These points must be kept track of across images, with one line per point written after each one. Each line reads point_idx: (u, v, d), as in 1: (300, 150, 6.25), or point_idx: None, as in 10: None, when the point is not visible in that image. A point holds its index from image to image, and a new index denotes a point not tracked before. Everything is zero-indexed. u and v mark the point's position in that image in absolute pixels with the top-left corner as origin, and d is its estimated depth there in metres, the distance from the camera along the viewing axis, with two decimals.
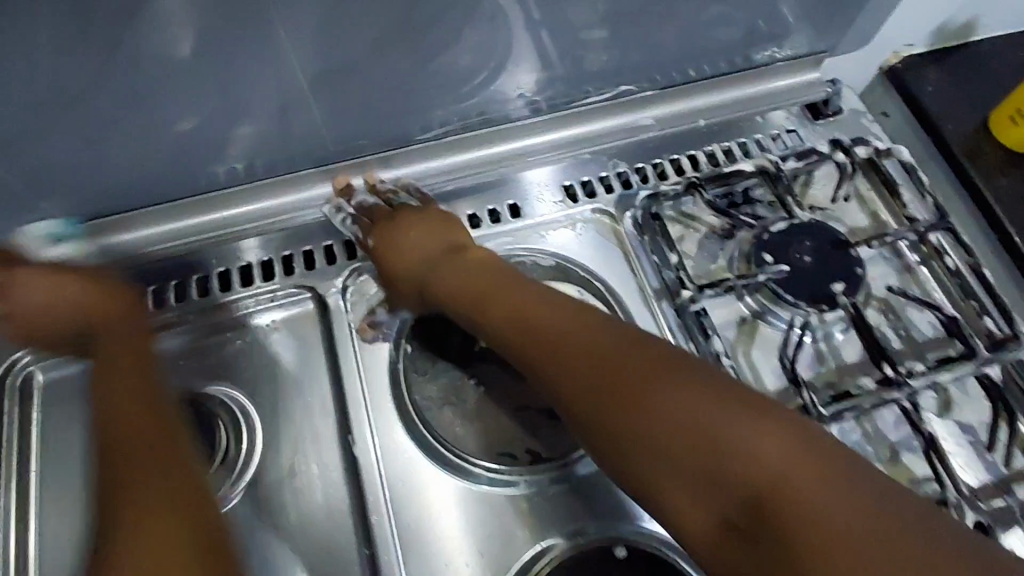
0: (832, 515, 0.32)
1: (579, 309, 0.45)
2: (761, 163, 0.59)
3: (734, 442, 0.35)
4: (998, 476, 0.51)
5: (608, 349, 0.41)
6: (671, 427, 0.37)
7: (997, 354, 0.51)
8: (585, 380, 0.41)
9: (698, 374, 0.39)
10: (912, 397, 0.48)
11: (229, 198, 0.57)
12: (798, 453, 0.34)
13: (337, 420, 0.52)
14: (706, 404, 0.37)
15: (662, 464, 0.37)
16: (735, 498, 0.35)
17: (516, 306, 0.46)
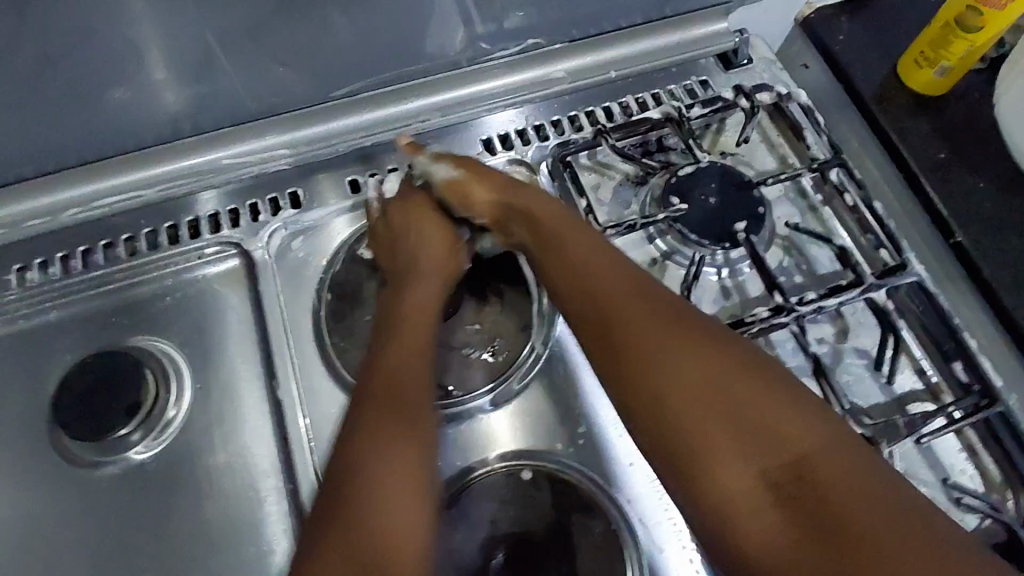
0: (850, 474, 0.37)
1: (632, 277, 0.47)
2: (666, 112, 0.62)
3: (753, 414, 0.40)
4: (888, 396, 0.54)
5: (688, 380, 0.41)
6: (665, 394, 0.41)
7: (884, 280, 0.54)
8: (671, 395, 0.41)
9: (723, 355, 0.42)
10: (799, 320, 0.52)
11: (149, 159, 0.58)
12: (788, 402, 0.40)
13: (264, 366, 0.54)
14: (715, 401, 0.40)
15: (712, 425, 0.40)
16: (773, 452, 0.39)
17: (580, 276, 0.48)
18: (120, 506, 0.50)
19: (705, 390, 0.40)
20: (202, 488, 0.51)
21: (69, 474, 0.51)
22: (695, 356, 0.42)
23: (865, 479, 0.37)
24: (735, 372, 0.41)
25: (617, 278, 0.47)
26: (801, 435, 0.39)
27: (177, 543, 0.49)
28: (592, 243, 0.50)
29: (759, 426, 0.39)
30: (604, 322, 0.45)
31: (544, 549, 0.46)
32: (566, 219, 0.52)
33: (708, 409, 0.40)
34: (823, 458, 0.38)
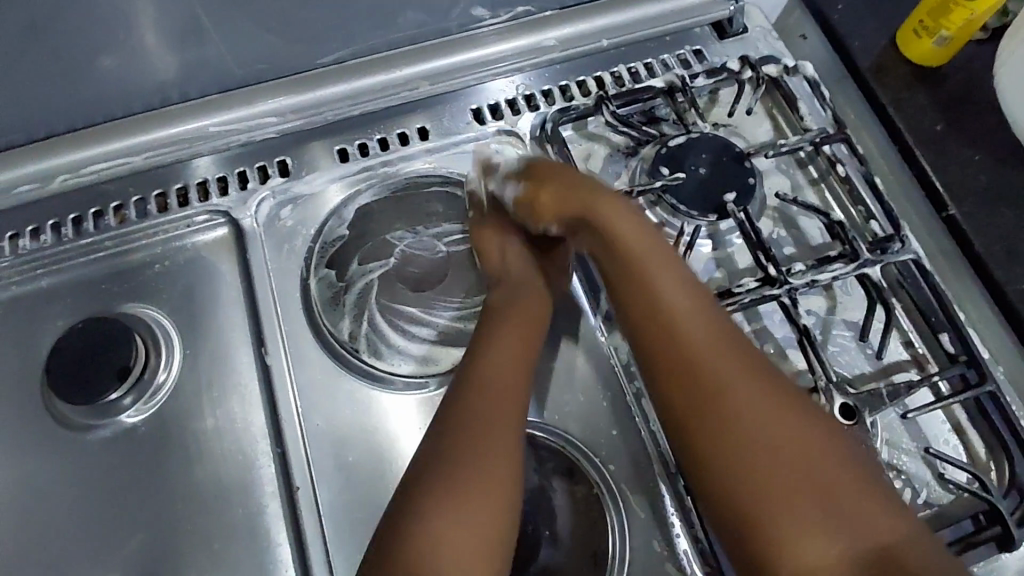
0: (920, 562, 0.39)
1: (724, 332, 0.46)
2: (669, 80, 0.61)
3: (833, 492, 0.41)
4: (874, 365, 0.54)
5: (784, 452, 0.42)
6: (800, 464, 0.42)
7: (878, 256, 0.53)
8: (762, 475, 0.42)
9: (807, 416, 0.44)
10: (792, 294, 0.51)
11: (137, 124, 0.58)
12: (859, 480, 0.42)
13: (253, 333, 0.55)
14: (808, 463, 0.42)
15: (805, 490, 0.41)
16: (851, 531, 0.40)
17: (693, 325, 0.47)
18: (113, 469, 0.51)
19: (792, 463, 0.42)
20: (193, 451, 0.52)
21: (61, 437, 0.52)
22: (797, 427, 0.43)
23: (929, 565, 0.39)
24: (823, 446, 0.42)
25: (711, 332, 0.46)
26: (851, 509, 0.40)
27: (167, 506, 0.50)
28: (688, 287, 0.48)
29: (822, 501, 0.41)
30: (696, 386, 0.45)
31: (526, 511, 0.47)
32: (654, 239, 0.51)
33: (789, 479, 0.41)
34: (908, 546, 0.39)
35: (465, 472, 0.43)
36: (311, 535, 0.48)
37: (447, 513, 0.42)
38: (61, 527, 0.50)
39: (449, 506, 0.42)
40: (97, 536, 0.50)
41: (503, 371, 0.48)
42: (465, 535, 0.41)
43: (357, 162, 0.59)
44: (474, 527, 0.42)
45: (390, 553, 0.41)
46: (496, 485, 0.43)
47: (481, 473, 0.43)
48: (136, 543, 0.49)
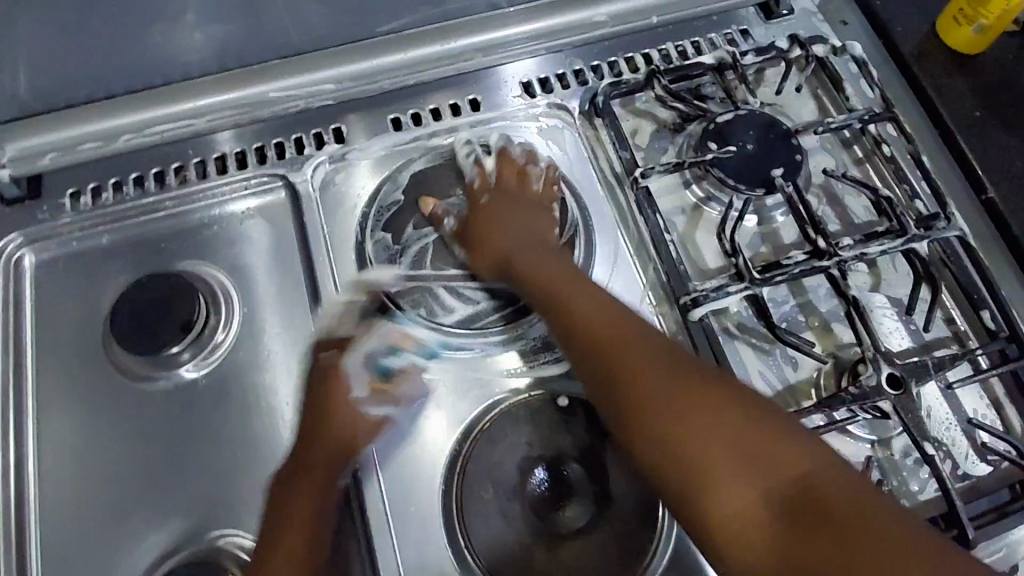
0: (843, 493, 0.36)
1: (614, 317, 0.47)
2: (720, 56, 0.62)
3: (741, 439, 0.39)
4: (915, 341, 0.55)
5: (706, 415, 0.41)
6: (716, 419, 0.40)
7: (927, 231, 0.54)
8: (685, 440, 0.40)
9: (678, 371, 0.43)
10: (842, 267, 0.53)
11: (199, 87, 0.59)
12: (776, 430, 0.39)
13: (309, 294, 0.56)
14: (718, 414, 0.41)
15: (717, 445, 0.39)
16: (770, 478, 0.38)
17: (586, 320, 0.47)
18: (173, 421, 0.53)
19: (723, 431, 0.40)
20: (251, 405, 0.53)
21: (122, 389, 0.53)
22: (660, 389, 0.42)
23: (851, 490, 0.36)
24: (695, 398, 0.41)
25: (613, 326, 0.46)
26: (770, 450, 0.39)
27: (227, 458, 0.52)
28: (598, 292, 0.49)
29: (746, 452, 0.39)
30: (614, 378, 0.44)
31: (580, 468, 0.48)
32: (534, 238, 0.53)
33: (710, 433, 0.40)
34: (828, 482, 0.37)
35: (320, 452, 0.47)
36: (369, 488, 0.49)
37: (307, 492, 0.45)
38: (121, 475, 0.51)
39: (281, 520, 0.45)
40: (158, 484, 0.51)
41: (332, 359, 0.50)
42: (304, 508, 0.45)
43: (411, 129, 0.60)
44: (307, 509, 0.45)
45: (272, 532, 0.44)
46: (337, 465, 0.47)
47: (330, 454, 0.47)
48: (197, 492, 0.51)
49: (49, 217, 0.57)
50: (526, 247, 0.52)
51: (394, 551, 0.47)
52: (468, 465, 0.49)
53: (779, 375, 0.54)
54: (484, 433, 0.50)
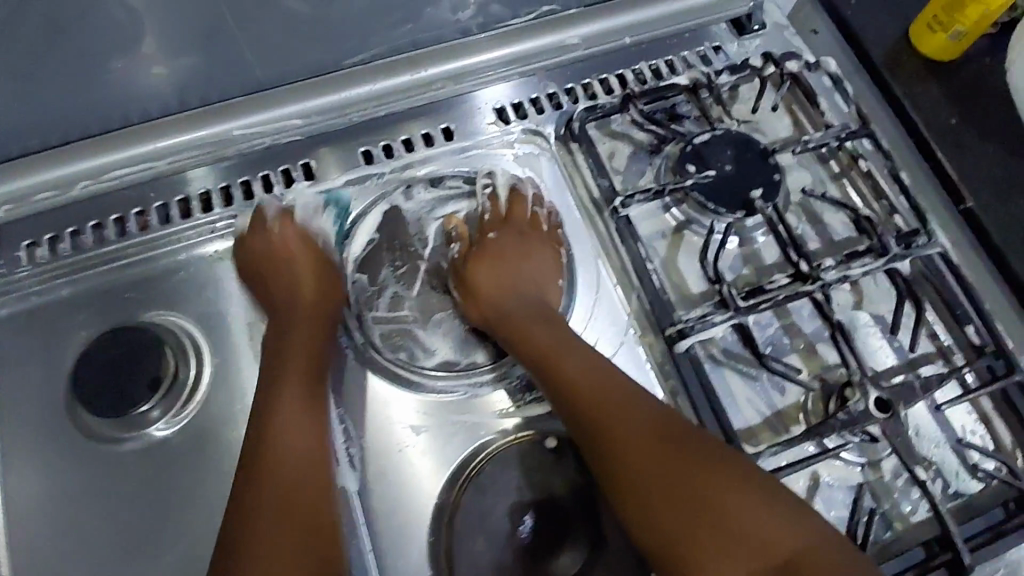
0: (825, 568, 0.41)
1: (620, 390, 0.48)
2: (694, 77, 0.61)
3: (734, 521, 0.43)
4: (900, 359, 0.55)
5: (708, 496, 0.44)
6: (701, 498, 0.43)
7: (908, 249, 0.54)
8: (683, 517, 0.43)
9: (667, 445, 0.45)
10: (824, 289, 0.52)
11: (158, 128, 0.56)
12: (758, 499, 0.43)
13: None
14: (701, 489, 0.44)
15: (707, 526, 0.43)
16: (761, 557, 0.42)
17: (590, 395, 0.47)
18: (145, 482, 0.50)
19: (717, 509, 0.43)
20: (226, 461, 0.51)
21: (90, 451, 0.51)
22: (652, 469, 0.45)
23: (834, 568, 0.41)
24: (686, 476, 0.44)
25: (609, 403, 0.47)
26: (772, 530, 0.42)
27: (203, 520, 0.49)
28: (588, 357, 0.50)
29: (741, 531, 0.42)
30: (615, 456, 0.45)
31: (572, 511, 0.47)
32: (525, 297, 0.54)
33: (700, 513, 0.43)
34: (812, 556, 0.41)
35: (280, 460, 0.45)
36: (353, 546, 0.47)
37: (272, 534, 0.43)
38: (91, 544, 0.49)
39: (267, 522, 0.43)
40: (132, 551, 0.48)
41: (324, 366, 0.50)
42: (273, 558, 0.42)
43: (382, 163, 0.58)
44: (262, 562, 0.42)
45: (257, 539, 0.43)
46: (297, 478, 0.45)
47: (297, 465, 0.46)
48: (173, 559, 0.48)
49: (4, 271, 0.54)
50: (524, 305, 0.53)
51: None
52: (456, 515, 0.47)
53: (766, 401, 0.53)
54: (470, 481, 0.48)
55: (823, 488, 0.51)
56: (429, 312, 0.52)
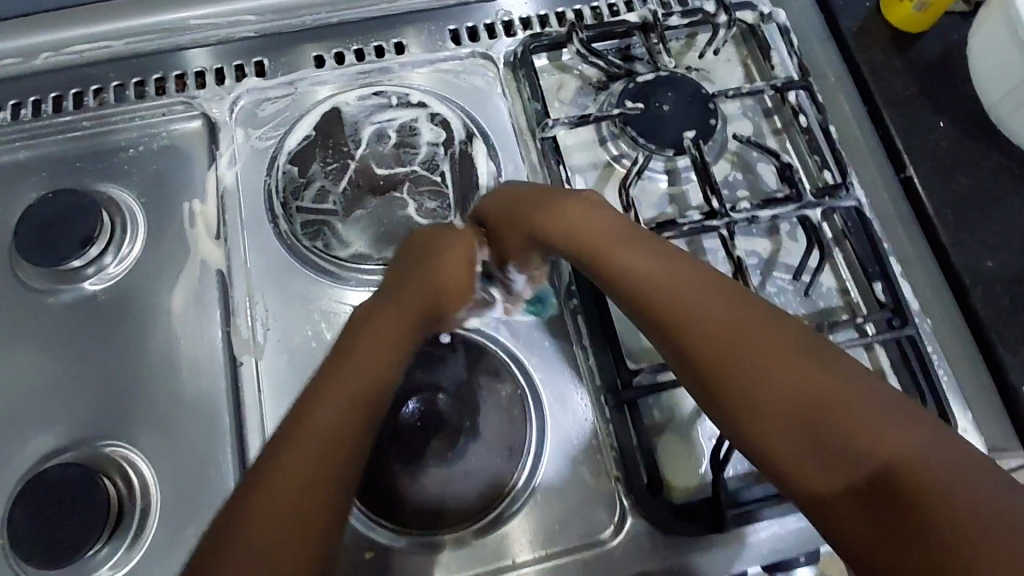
0: (939, 479, 0.33)
1: (702, 277, 0.43)
2: (643, 17, 0.62)
3: (829, 408, 0.36)
4: (807, 309, 0.56)
5: (814, 384, 0.37)
6: (784, 384, 0.38)
7: (821, 200, 0.55)
8: (782, 402, 0.37)
9: (752, 322, 0.40)
10: (731, 227, 0.53)
11: (122, 12, 0.60)
12: (860, 392, 0.36)
13: (216, 223, 0.56)
14: (787, 370, 0.38)
15: (788, 418, 0.37)
16: (857, 458, 0.35)
17: (677, 280, 0.43)
18: (66, 336, 0.53)
19: (828, 396, 0.37)
20: (144, 326, 0.54)
21: (18, 298, 0.54)
22: (727, 338, 0.40)
23: (949, 485, 0.32)
24: (769, 349, 0.39)
25: (678, 280, 0.43)
26: (891, 432, 0.35)
27: (112, 372, 0.52)
28: (654, 247, 0.46)
29: (850, 428, 0.35)
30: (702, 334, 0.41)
31: (451, 407, 0.48)
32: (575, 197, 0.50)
33: (782, 401, 0.38)
34: (923, 467, 0.33)
35: (300, 448, 0.39)
36: (250, 415, 0.51)
37: (254, 510, 0.37)
38: (9, 385, 0.52)
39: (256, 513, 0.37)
40: (45, 390, 0.52)
41: (373, 359, 0.43)
42: (262, 521, 0.37)
43: (332, 68, 0.61)
44: (305, 532, 0.37)
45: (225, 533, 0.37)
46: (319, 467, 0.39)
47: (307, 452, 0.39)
48: (80, 409, 0.51)
49: None
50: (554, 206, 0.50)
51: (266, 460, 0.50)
52: None
53: None
54: None
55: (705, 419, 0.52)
56: (348, 209, 0.55)
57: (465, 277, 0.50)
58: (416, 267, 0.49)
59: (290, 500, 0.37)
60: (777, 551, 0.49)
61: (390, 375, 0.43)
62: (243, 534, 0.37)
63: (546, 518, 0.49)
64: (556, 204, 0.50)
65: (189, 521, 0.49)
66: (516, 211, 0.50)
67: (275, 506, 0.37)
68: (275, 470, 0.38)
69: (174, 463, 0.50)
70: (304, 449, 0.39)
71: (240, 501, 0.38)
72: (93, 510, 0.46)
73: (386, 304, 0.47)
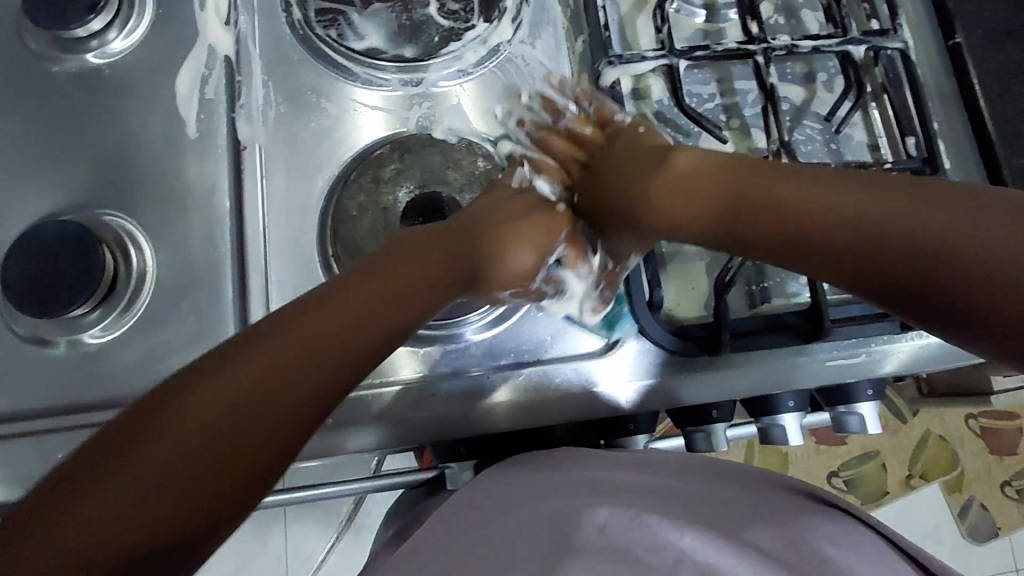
0: None
1: (790, 176, 0.38)
2: None
3: (960, 242, 0.31)
4: (834, 159, 0.54)
5: (896, 212, 0.34)
6: (901, 236, 0.33)
7: (867, 38, 0.53)
8: (892, 262, 0.33)
9: (844, 190, 0.36)
10: (767, 54, 0.51)
11: None
12: (979, 208, 0.31)
13: (225, 7, 0.53)
14: (895, 214, 0.34)
15: (923, 264, 0.32)
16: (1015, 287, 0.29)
17: (725, 177, 0.41)
18: (68, 107, 0.51)
19: (916, 232, 0.33)
20: (148, 106, 0.52)
21: (21, 65, 0.52)
22: (830, 214, 0.36)
23: None
24: (868, 202, 0.35)
25: (769, 185, 0.39)
26: (962, 230, 0.31)
27: (113, 147, 0.51)
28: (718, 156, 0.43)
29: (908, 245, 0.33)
30: (773, 215, 0.38)
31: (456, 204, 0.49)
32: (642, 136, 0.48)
33: (913, 252, 0.33)
34: None
35: (261, 351, 0.34)
36: (252, 202, 0.50)
37: (160, 442, 0.31)
38: (11, 149, 0.51)
39: (149, 452, 0.30)
40: (45, 157, 0.51)
41: (396, 275, 0.40)
42: (158, 461, 0.30)
43: None
44: (237, 454, 0.32)
45: (99, 465, 0.30)
46: (285, 372, 0.34)
47: (271, 353, 0.34)
48: (82, 180, 0.50)
49: None
50: (629, 152, 0.48)
51: (265, 245, 0.50)
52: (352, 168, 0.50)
53: None
54: (379, 155, 0.50)
55: (710, 255, 0.51)
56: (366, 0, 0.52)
57: (524, 272, 0.46)
58: (451, 237, 0.44)
59: (263, 417, 0.33)
60: (763, 380, 0.50)
61: (402, 309, 0.40)
62: (145, 444, 0.30)
63: (537, 327, 0.49)
64: (631, 149, 0.48)
65: (185, 297, 0.49)
66: (606, 183, 0.48)
67: (232, 425, 0.32)
68: (214, 389, 0.32)
69: (173, 241, 0.50)
70: (274, 362, 0.34)
71: (143, 423, 0.31)
72: (85, 271, 0.45)
73: (406, 252, 0.42)
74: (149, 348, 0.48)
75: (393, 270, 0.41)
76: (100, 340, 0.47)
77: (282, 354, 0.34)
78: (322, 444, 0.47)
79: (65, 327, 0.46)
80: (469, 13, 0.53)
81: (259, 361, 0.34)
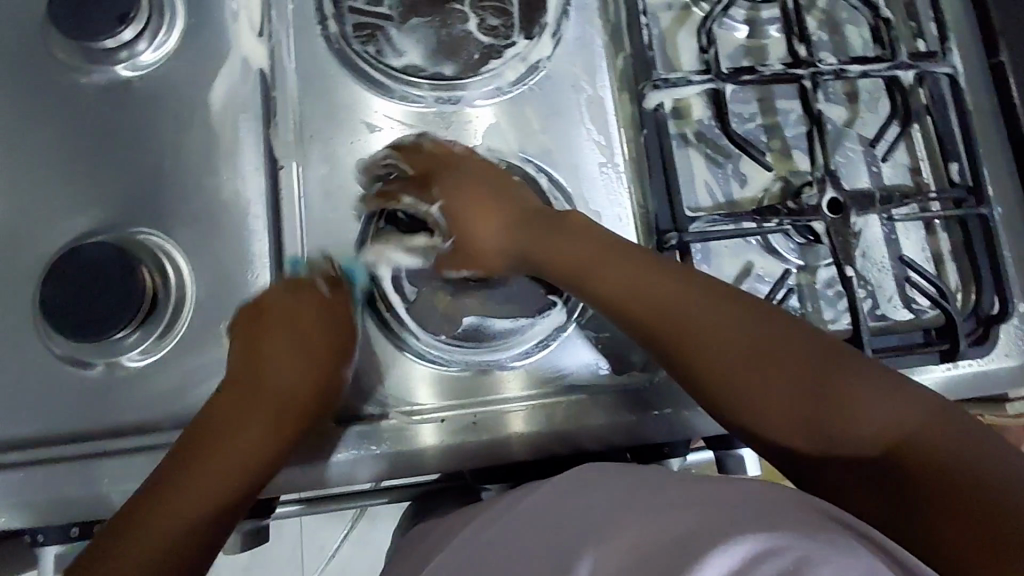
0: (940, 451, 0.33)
1: (707, 300, 0.41)
2: None
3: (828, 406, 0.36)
4: (874, 184, 0.53)
5: (781, 368, 0.38)
6: (786, 396, 0.38)
7: (916, 63, 0.51)
8: (771, 411, 0.38)
9: (760, 335, 0.39)
10: (815, 78, 0.50)
11: None
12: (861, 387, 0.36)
13: (258, 19, 0.52)
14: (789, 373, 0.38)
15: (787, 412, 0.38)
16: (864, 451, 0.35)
17: (646, 286, 0.42)
18: (100, 121, 0.51)
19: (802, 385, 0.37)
20: (181, 120, 0.51)
21: (53, 76, 0.51)
22: (727, 352, 0.39)
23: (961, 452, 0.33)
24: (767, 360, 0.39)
25: (674, 309, 0.41)
26: (843, 392, 0.36)
27: (143, 165, 0.50)
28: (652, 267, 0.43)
29: (830, 402, 0.36)
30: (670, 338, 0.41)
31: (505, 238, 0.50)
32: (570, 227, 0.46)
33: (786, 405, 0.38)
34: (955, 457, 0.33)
35: (198, 461, 0.42)
36: (286, 223, 0.49)
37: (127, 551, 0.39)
38: (43, 163, 0.50)
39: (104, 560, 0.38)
40: (76, 172, 0.50)
41: (261, 370, 0.47)
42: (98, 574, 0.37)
43: None
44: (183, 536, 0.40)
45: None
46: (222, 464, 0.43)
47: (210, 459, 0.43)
48: (115, 197, 0.50)
49: None
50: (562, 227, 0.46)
51: (301, 267, 0.49)
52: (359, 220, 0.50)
53: (724, 190, 0.52)
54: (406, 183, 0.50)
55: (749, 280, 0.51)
56: (405, 15, 0.51)
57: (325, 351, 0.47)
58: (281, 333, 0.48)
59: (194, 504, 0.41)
60: None
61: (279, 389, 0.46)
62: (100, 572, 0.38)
63: (563, 357, 0.49)
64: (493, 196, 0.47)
65: (219, 319, 0.49)
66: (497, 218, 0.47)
67: (165, 529, 0.40)
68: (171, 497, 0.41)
69: (206, 261, 0.49)
70: (210, 465, 0.42)
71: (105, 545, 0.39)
72: (125, 295, 0.44)
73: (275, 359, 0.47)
74: (185, 370, 0.48)
75: (274, 374, 0.47)
76: (140, 363, 0.47)
77: (209, 455, 0.43)
78: (358, 469, 0.47)
79: (106, 349, 0.46)
80: (510, 30, 0.51)
81: (198, 470, 0.42)
